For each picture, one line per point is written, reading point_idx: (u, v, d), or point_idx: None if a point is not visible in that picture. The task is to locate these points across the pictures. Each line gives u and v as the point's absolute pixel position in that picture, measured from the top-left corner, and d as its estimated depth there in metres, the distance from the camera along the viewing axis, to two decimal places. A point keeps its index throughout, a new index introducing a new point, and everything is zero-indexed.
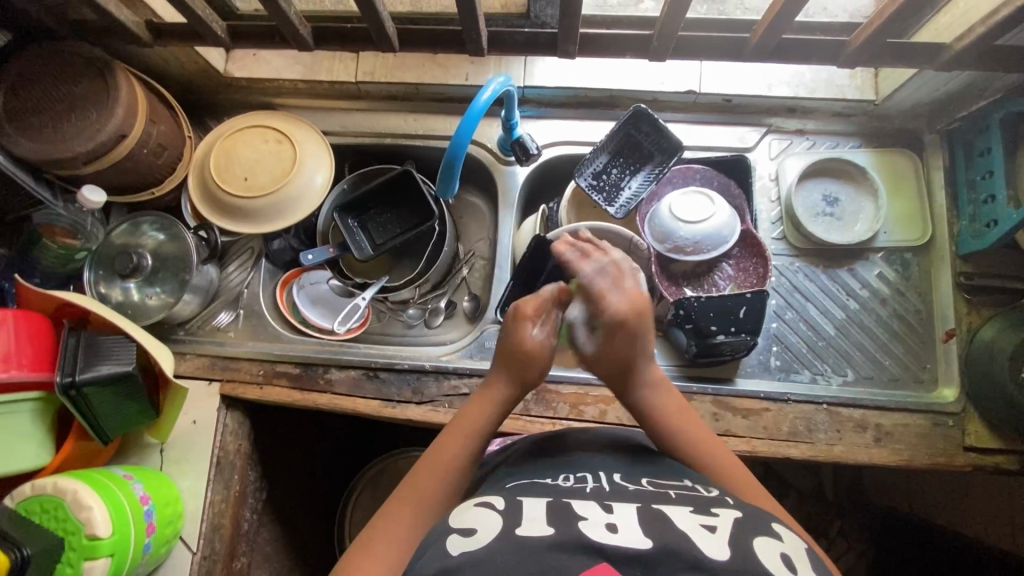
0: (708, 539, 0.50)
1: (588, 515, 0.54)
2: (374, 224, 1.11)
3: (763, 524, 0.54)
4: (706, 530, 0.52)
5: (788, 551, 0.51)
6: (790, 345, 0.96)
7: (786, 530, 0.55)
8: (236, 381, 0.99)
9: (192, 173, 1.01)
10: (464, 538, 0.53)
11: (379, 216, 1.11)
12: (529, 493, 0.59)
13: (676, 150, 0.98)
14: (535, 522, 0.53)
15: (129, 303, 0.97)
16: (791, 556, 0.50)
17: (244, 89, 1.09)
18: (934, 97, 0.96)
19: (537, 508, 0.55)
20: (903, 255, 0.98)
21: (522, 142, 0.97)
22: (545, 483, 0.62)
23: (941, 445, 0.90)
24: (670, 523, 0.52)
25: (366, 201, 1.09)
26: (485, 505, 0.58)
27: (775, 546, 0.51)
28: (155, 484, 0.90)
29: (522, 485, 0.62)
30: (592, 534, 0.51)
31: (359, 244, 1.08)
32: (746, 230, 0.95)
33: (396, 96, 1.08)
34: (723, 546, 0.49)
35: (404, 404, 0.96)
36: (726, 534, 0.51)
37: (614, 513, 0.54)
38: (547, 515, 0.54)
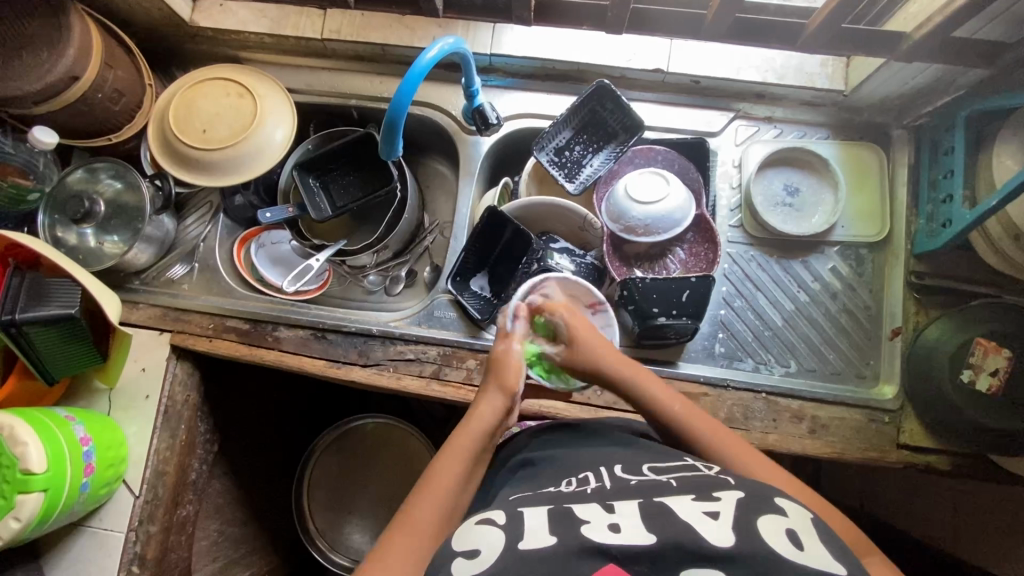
0: (711, 527, 0.51)
1: (590, 518, 0.55)
2: (336, 185, 1.11)
3: (767, 500, 0.55)
4: (709, 516, 0.53)
5: (793, 525, 0.52)
6: (736, 333, 0.97)
7: (789, 502, 0.55)
8: (186, 333, 1.00)
9: (150, 122, 1.00)
10: (470, 559, 0.54)
11: (341, 178, 1.11)
12: (531, 502, 0.61)
13: (638, 129, 0.97)
14: (537, 535, 0.54)
15: (83, 248, 0.97)
16: (796, 532, 0.51)
17: (210, 40, 1.07)
18: (903, 92, 0.94)
19: (538, 519, 0.56)
20: (858, 250, 0.97)
21: (482, 111, 0.95)
22: (550, 490, 0.63)
23: (875, 441, 0.91)
24: (671, 514, 0.54)
25: (332, 167, 1.11)
26: (486, 520, 0.58)
27: (781, 523, 0.52)
28: (98, 428, 0.92)
29: (527, 495, 0.63)
30: (595, 536, 0.53)
31: (318, 206, 1.08)
32: (700, 216, 0.94)
33: (363, 56, 1.07)
34: (726, 532, 0.51)
35: (349, 366, 0.97)
36: (729, 517, 0.52)
37: (615, 513, 0.56)
38: (550, 523, 0.55)
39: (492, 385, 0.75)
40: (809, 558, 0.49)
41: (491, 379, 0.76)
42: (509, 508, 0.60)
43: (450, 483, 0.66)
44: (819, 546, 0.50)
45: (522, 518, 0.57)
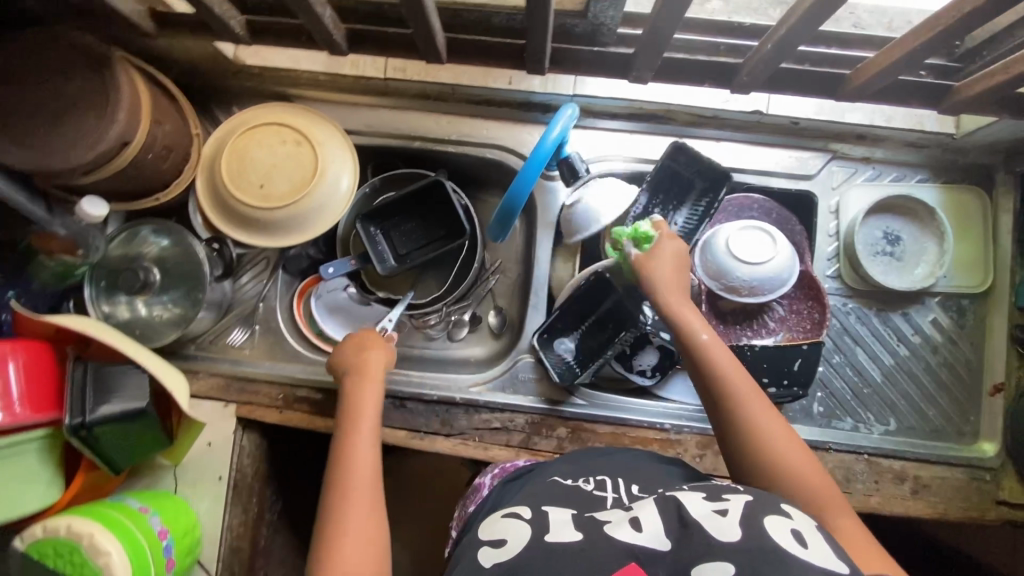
0: (719, 523, 0.54)
1: (611, 518, 0.60)
2: (398, 233, 1.02)
3: (773, 505, 0.57)
4: (718, 514, 0.55)
5: (799, 526, 0.54)
6: (835, 391, 0.93)
7: (795, 508, 0.57)
8: (254, 404, 0.93)
9: (200, 176, 0.90)
10: (495, 549, 0.60)
11: (402, 225, 1.03)
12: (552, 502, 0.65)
13: (724, 182, 0.90)
14: (563, 529, 0.59)
15: (137, 321, 0.90)
16: (800, 530, 0.53)
17: (256, 76, 0.97)
18: (1018, 136, 0.88)
19: (563, 516, 0.61)
20: (960, 301, 0.93)
21: (571, 162, 0.88)
22: (566, 492, 0.67)
23: (977, 499, 0.89)
24: (683, 510, 0.57)
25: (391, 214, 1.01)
26: (512, 515, 0.64)
27: (785, 523, 0.54)
28: (173, 513, 0.86)
29: (545, 493, 0.67)
30: (618, 533, 0.57)
31: (381, 256, 1.00)
32: (804, 272, 0.89)
33: (427, 94, 0.97)
34: (733, 527, 0.53)
35: (433, 436, 0.92)
36: (736, 514, 0.55)
37: (635, 510, 0.60)
38: (574, 524, 0.60)
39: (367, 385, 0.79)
40: (811, 554, 0.50)
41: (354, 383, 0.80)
42: (533, 506, 0.65)
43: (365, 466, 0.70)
44: (823, 546, 0.52)
45: (546, 514, 0.62)
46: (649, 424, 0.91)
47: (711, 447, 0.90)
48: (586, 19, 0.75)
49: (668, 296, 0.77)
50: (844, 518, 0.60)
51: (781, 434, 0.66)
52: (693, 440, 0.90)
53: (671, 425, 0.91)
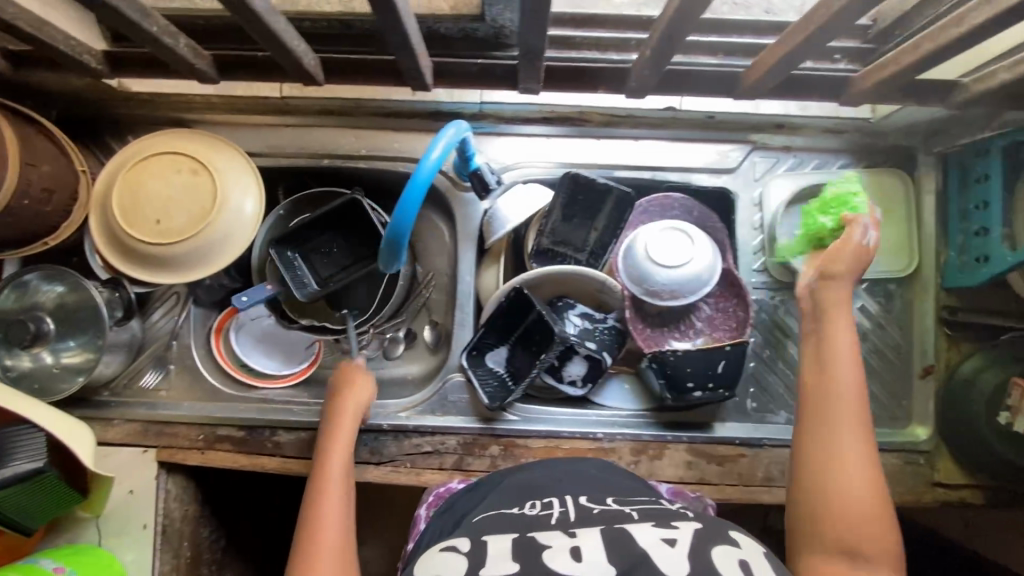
0: (670, 557, 0.53)
1: (552, 543, 0.56)
2: (318, 255, 0.97)
3: (720, 535, 0.57)
4: (667, 546, 0.54)
5: (746, 557, 0.54)
6: (767, 386, 0.92)
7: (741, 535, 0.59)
8: (174, 447, 0.90)
9: (92, 215, 0.85)
10: None
11: (320, 247, 0.98)
12: (493, 532, 0.60)
13: (630, 201, 0.88)
14: (499, 561, 0.54)
15: (38, 373, 0.85)
16: (747, 561, 0.54)
17: (147, 103, 0.91)
18: (932, 118, 0.87)
19: (501, 546, 0.56)
20: (886, 286, 0.93)
21: (481, 173, 0.86)
22: (510, 514, 0.62)
23: (911, 483, 0.90)
24: (630, 541, 0.55)
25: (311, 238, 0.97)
26: (450, 548, 0.58)
27: (733, 554, 0.54)
28: (93, 569, 0.83)
29: (489, 519, 0.62)
30: (557, 565, 0.53)
31: (301, 281, 0.95)
32: (727, 270, 0.87)
33: (332, 109, 0.93)
34: (681, 564, 0.52)
35: (363, 466, 0.89)
36: (685, 547, 0.54)
37: (578, 538, 0.56)
38: (512, 553, 0.55)
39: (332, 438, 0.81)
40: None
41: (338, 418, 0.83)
42: (474, 538, 0.59)
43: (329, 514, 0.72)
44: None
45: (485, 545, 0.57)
46: (582, 434, 0.90)
47: (645, 452, 0.89)
48: (485, 21, 0.74)
49: (837, 297, 0.69)
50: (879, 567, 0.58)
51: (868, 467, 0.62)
52: (627, 447, 0.89)
53: (604, 433, 0.90)
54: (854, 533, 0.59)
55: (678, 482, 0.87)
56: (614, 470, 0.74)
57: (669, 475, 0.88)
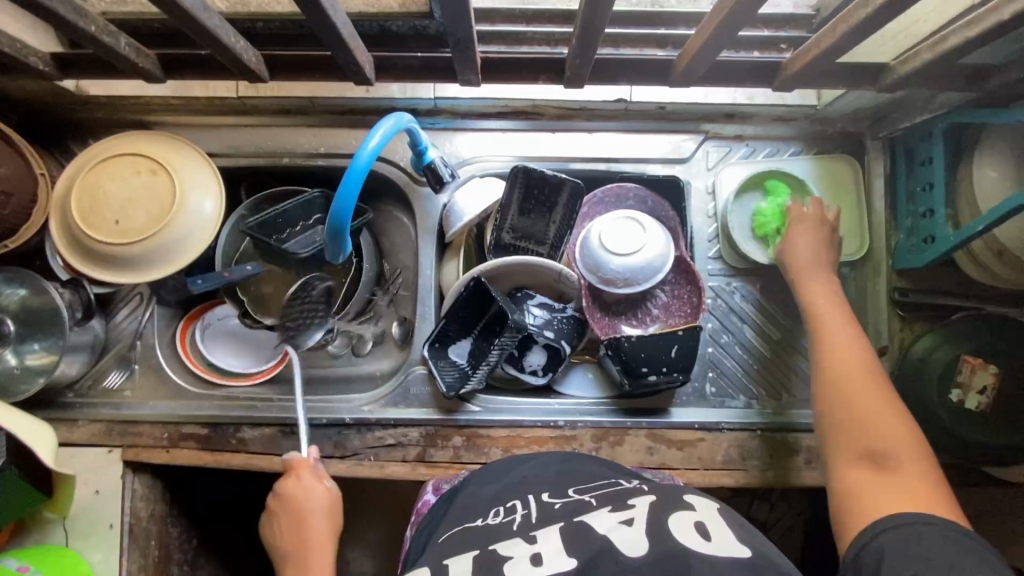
0: (628, 536, 0.54)
1: (513, 553, 0.56)
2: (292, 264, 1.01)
3: (675, 502, 0.60)
4: (625, 526, 0.56)
5: (702, 517, 0.56)
6: (726, 371, 0.94)
7: (696, 496, 0.62)
8: (138, 447, 0.90)
9: (51, 216, 0.86)
10: None
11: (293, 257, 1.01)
12: (455, 550, 0.59)
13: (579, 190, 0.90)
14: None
15: (1, 373, 0.86)
16: (703, 522, 0.56)
17: (106, 107, 0.92)
18: (876, 104, 0.89)
19: (463, 565, 0.56)
20: (840, 269, 0.95)
21: (435, 168, 0.86)
22: (475, 525, 0.63)
23: None
24: (589, 532, 0.57)
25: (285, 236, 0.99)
26: None
27: (690, 516, 0.57)
28: (57, 568, 0.84)
29: (455, 535, 0.63)
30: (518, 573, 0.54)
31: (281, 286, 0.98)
32: (680, 257, 0.89)
33: (289, 109, 0.94)
34: (640, 540, 0.54)
35: (326, 460, 0.90)
36: (643, 524, 0.56)
37: (538, 544, 0.57)
38: (473, 568, 0.55)
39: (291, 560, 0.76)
40: (717, 544, 0.52)
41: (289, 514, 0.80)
42: (435, 562, 0.58)
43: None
44: (726, 534, 0.54)
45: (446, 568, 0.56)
46: (544, 423, 0.91)
47: (606, 439, 0.90)
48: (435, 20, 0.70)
49: (801, 258, 0.83)
50: (906, 461, 0.63)
51: (873, 381, 0.71)
52: (587, 434, 0.90)
53: (565, 421, 0.91)
54: (875, 437, 0.66)
55: (638, 467, 0.88)
56: (579, 460, 0.77)
57: (630, 460, 0.89)
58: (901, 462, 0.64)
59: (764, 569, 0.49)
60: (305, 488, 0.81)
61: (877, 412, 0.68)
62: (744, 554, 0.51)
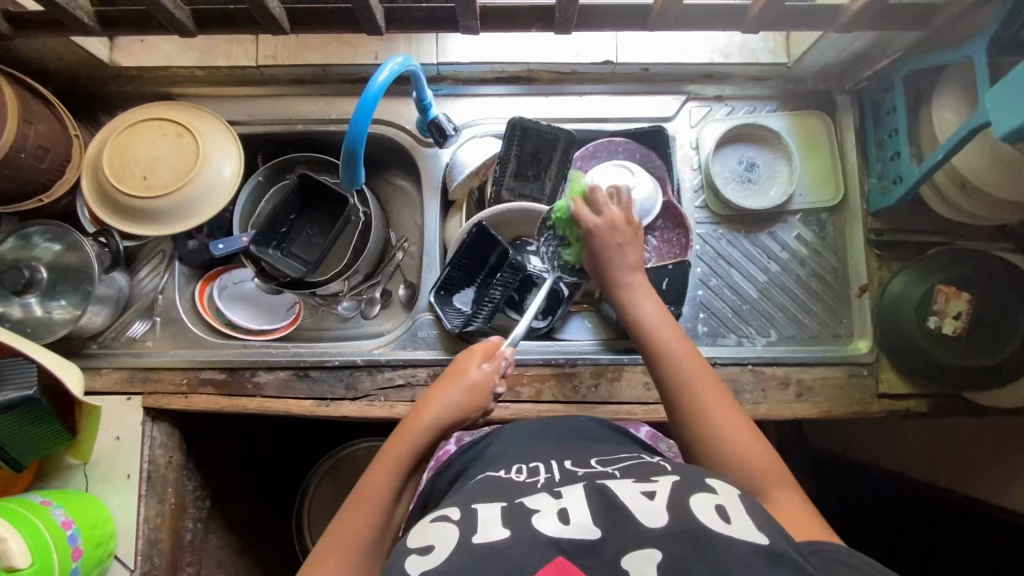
0: (648, 509, 0.52)
1: (540, 507, 0.55)
2: (298, 240, 1.05)
3: (699, 482, 0.56)
4: (646, 499, 0.54)
5: (723, 501, 0.53)
6: (716, 311, 0.99)
7: (722, 483, 0.57)
8: (159, 393, 0.95)
9: (82, 173, 0.93)
10: (423, 556, 0.52)
11: (298, 233, 1.05)
12: (481, 496, 0.59)
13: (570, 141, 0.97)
14: (490, 527, 0.53)
15: (30, 320, 0.92)
16: (725, 507, 0.53)
17: (135, 79, 1.01)
18: (841, 58, 0.97)
19: (491, 510, 0.56)
20: (819, 216, 1.01)
21: (439, 123, 0.94)
22: (497, 482, 0.63)
23: (857, 395, 0.95)
24: (611, 498, 0.55)
25: (282, 223, 1.03)
26: (440, 517, 0.57)
27: (711, 499, 0.53)
28: (80, 507, 0.86)
29: (477, 485, 0.63)
30: (543, 527, 0.52)
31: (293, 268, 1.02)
32: (668, 203, 0.96)
33: (303, 78, 1.02)
34: (659, 514, 0.51)
35: (338, 401, 0.94)
36: (665, 498, 0.53)
37: (563, 498, 0.56)
38: (501, 518, 0.54)
39: (416, 417, 0.73)
40: (736, 529, 0.50)
41: (448, 390, 0.74)
42: (463, 504, 0.59)
43: (373, 514, 0.67)
44: (746, 519, 0.52)
45: (474, 512, 0.56)
46: (545, 361, 0.96)
47: (605, 375, 0.95)
48: None
49: (618, 272, 0.77)
50: (782, 492, 0.60)
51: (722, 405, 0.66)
52: (587, 371, 0.95)
53: (565, 359, 0.96)
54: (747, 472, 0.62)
55: (636, 401, 0.93)
56: (596, 431, 0.77)
57: (628, 395, 0.94)
58: (778, 497, 0.60)
59: (784, 560, 0.47)
60: (465, 372, 0.76)
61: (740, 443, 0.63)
62: (764, 544, 0.48)
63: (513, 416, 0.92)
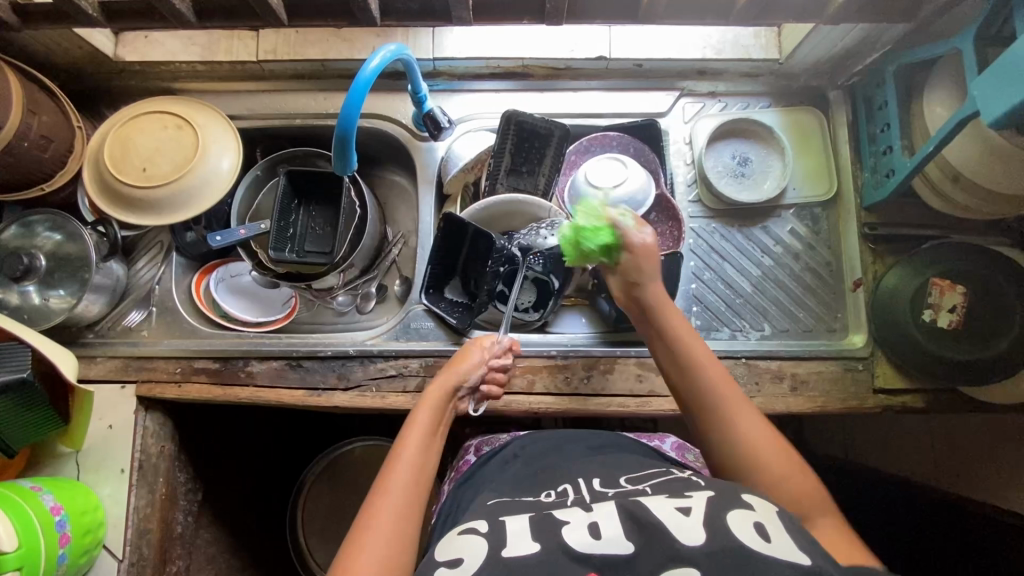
0: (683, 525, 0.52)
1: (570, 520, 0.56)
2: (311, 237, 1.07)
3: (735, 497, 0.55)
4: (681, 515, 0.53)
5: (761, 519, 0.53)
6: (709, 304, 0.99)
7: (759, 498, 0.56)
8: (153, 381, 0.95)
9: (83, 163, 0.95)
10: (452, 569, 0.53)
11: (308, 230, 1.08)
12: (510, 511, 0.60)
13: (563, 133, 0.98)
14: (520, 541, 0.54)
15: (27, 307, 0.93)
16: (763, 524, 0.52)
17: (139, 74, 1.03)
18: (832, 54, 0.98)
19: (519, 523, 0.57)
20: (813, 210, 1.01)
21: (433, 115, 0.96)
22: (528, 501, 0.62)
23: (853, 389, 0.94)
24: (645, 515, 0.54)
25: (287, 224, 1.04)
26: (468, 530, 0.58)
27: (748, 517, 0.53)
28: (70, 494, 0.86)
29: (505, 501, 0.63)
30: (575, 542, 0.53)
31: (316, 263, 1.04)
32: (661, 195, 0.97)
33: (303, 74, 1.04)
34: (697, 530, 0.51)
35: (331, 391, 0.94)
36: (700, 514, 0.53)
37: (594, 514, 0.56)
38: (531, 531, 0.55)
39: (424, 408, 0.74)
40: (776, 550, 0.49)
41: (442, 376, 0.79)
42: (491, 517, 0.59)
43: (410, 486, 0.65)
44: (786, 539, 0.51)
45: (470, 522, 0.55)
46: (537, 353, 0.95)
47: (597, 367, 0.94)
48: None
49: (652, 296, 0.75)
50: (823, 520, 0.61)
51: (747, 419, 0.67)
52: (579, 363, 0.94)
53: (558, 351, 0.95)
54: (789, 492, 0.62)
55: (628, 394, 0.92)
56: (628, 447, 0.76)
57: (620, 387, 0.93)
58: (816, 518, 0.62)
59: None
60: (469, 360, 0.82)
61: (771, 456, 0.63)
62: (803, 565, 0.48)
63: (504, 407, 0.92)
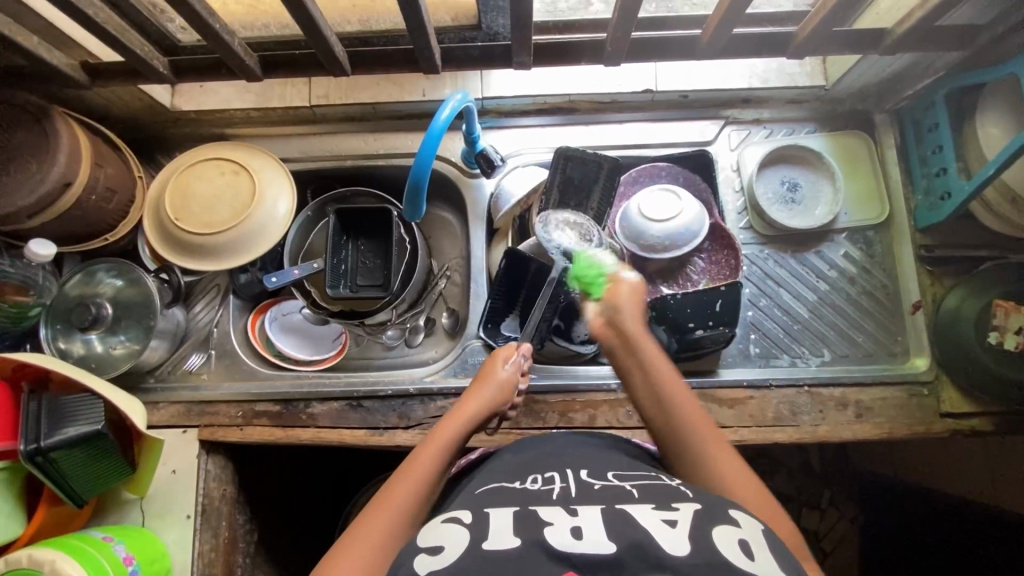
0: (668, 535, 0.48)
1: (554, 520, 0.51)
2: (364, 270, 1.08)
3: (722, 512, 0.52)
4: (666, 524, 0.49)
5: (747, 536, 0.49)
6: (767, 332, 0.98)
7: (745, 515, 0.53)
8: (215, 425, 0.96)
9: (145, 214, 0.97)
10: (432, 557, 0.49)
11: (363, 263, 1.08)
12: (497, 503, 0.56)
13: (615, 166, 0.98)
14: (502, 535, 0.50)
15: (92, 355, 0.94)
16: (748, 541, 0.49)
17: (194, 122, 1.06)
18: (880, 79, 0.98)
19: (504, 518, 0.52)
20: (865, 233, 1.01)
21: (486, 154, 0.98)
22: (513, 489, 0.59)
23: (919, 414, 0.92)
24: (630, 518, 0.50)
25: (341, 261, 1.06)
26: (453, 519, 0.54)
27: (733, 533, 0.49)
28: (139, 543, 0.86)
29: (491, 490, 0.59)
30: (555, 540, 0.48)
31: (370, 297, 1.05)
32: (714, 224, 0.98)
33: (353, 116, 1.06)
34: (682, 541, 0.47)
35: (392, 431, 0.94)
36: (686, 527, 0.49)
37: (579, 516, 0.51)
38: (514, 526, 0.51)
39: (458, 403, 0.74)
40: (759, 567, 0.46)
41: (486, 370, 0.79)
42: (477, 508, 0.55)
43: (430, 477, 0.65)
44: (770, 560, 0.48)
45: None
46: (596, 386, 0.95)
47: None
48: (482, 30, 0.81)
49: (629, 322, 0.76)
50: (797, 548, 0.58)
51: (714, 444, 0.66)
52: None
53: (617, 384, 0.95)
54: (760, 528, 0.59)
55: None
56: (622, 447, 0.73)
57: None
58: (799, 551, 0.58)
59: None
60: (497, 374, 0.78)
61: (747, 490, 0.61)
62: None
63: None
